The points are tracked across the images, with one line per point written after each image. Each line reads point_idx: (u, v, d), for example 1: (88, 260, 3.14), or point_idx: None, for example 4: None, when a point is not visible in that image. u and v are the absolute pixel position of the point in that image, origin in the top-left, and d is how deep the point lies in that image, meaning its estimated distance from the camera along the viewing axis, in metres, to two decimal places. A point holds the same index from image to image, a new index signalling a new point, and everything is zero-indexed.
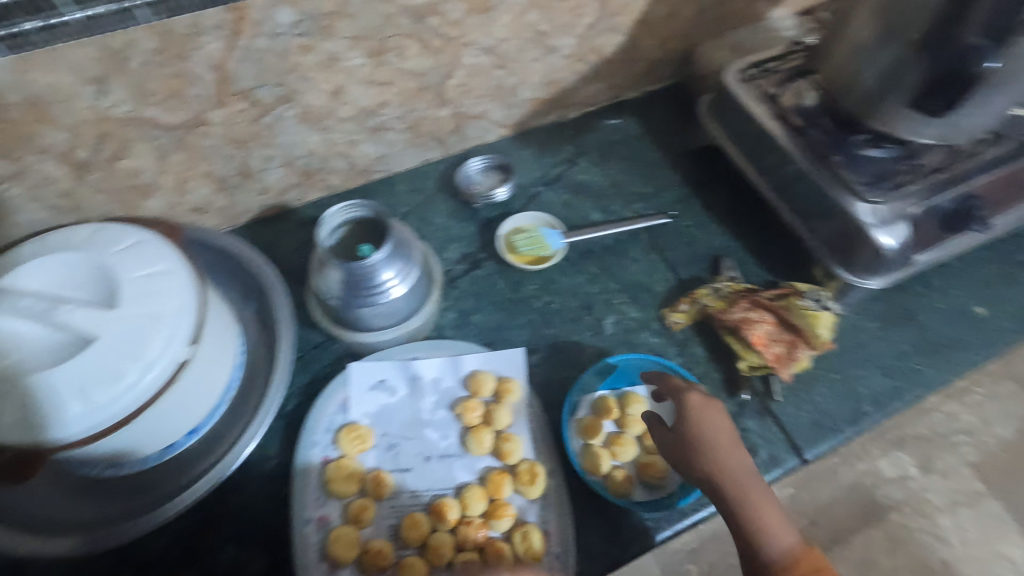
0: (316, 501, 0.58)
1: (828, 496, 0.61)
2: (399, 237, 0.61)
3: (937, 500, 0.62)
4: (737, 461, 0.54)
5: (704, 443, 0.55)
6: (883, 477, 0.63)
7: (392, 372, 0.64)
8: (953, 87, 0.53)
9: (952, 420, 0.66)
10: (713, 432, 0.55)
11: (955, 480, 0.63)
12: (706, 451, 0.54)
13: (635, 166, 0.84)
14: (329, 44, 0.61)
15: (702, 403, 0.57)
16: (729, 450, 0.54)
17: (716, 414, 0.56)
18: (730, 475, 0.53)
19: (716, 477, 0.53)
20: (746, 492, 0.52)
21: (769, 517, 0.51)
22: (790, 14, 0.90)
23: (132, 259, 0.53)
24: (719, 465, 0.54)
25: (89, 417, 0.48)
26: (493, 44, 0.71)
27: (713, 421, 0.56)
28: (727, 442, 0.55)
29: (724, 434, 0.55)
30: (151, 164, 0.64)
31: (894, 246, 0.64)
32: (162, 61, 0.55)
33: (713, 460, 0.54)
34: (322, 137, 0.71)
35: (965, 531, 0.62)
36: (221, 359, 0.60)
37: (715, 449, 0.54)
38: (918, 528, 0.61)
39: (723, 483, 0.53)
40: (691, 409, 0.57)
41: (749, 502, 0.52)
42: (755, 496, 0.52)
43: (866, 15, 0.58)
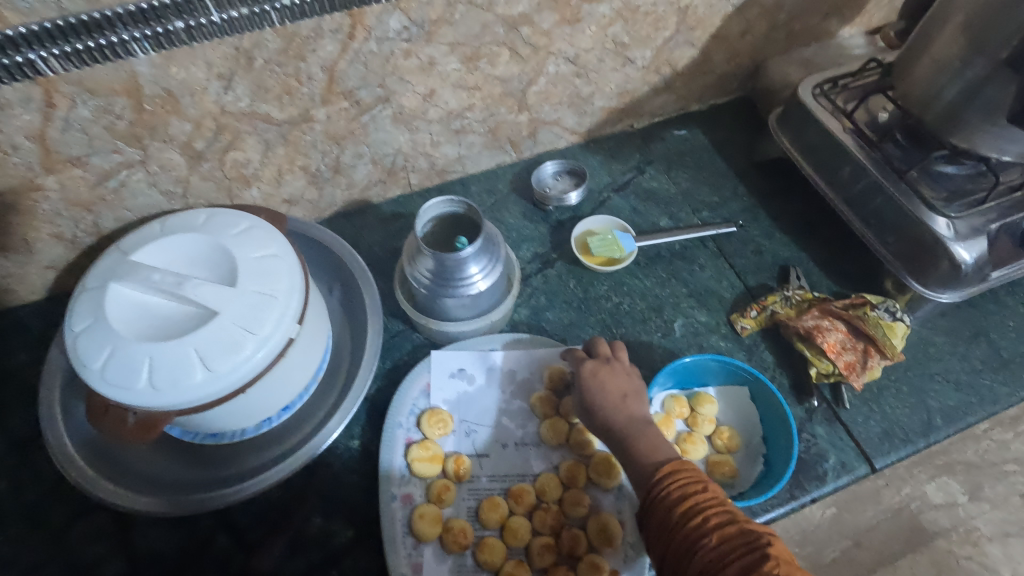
0: (401, 480, 0.61)
1: (870, 518, 0.64)
2: (488, 234, 0.64)
3: (986, 529, 0.66)
4: (629, 409, 0.57)
5: (591, 395, 0.58)
6: (930, 503, 0.65)
7: (470, 362, 0.68)
8: None
9: (1004, 449, 0.68)
10: (606, 385, 0.59)
11: (1005, 509, 0.67)
12: (594, 402, 0.58)
13: (703, 176, 0.86)
14: (429, 49, 0.65)
15: (596, 367, 0.60)
16: (617, 401, 0.58)
17: (611, 373, 0.60)
18: (619, 420, 0.56)
19: (604, 425, 0.57)
20: (631, 432, 0.55)
21: (649, 450, 0.54)
22: (859, 33, 0.91)
23: (247, 242, 0.57)
24: (606, 413, 0.57)
25: (211, 384, 0.51)
26: (576, 54, 0.74)
27: (605, 380, 0.59)
28: (616, 394, 0.58)
29: (614, 386, 0.58)
30: (257, 156, 0.68)
31: (972, 261, 0.64)
32: (283, 60, 0.60)
33: (601, 408, 0.57)
34: (410, 136, 0.75)
35: (1016, 562, 0.65)
36: (316, 341, 0.63)
37: (605, 400, 0.58)
38: (965, 557, 0.65)
39: (612, 430, 0.56)
40: (584, 372, 0.60)
41: (629, 439, 0.55)
42: (638, 435, 0.55)
43: (952, 33, 0.59)
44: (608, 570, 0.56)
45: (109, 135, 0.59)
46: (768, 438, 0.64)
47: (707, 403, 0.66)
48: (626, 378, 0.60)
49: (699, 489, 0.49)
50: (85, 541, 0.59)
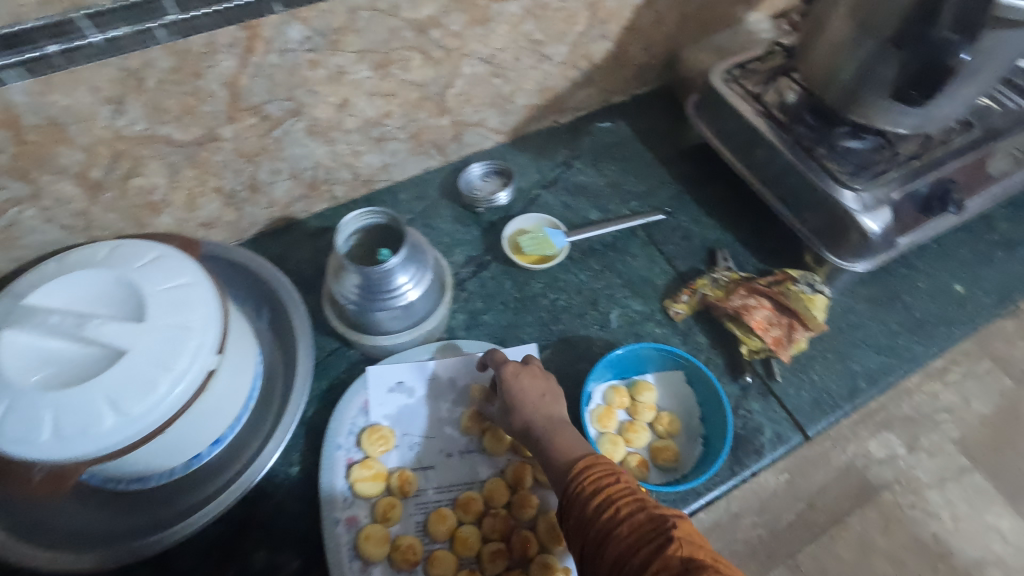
0: (344, 502, 0.59)
1: (822, 480, 0.67)
2: (414, 243, 0.63)
3: (925, 478, 0.71)
4: (546, 410, 0.57)
5: (508, 398, 0.59)
6: (873, 458, 0.70)
7: (409, 374, 0.66)
8: (931, 80, 0.56)
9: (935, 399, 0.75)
10: (524, 387, 0.59)
11: (941, 458, 0.72)
12: (513, 403, 0.58)
13: (629, 166, 0.88)
14: (337, 58, 0.64)
15: (515, 369, 0.60)
16: (536, 402, 0.58)
17: (530, 375, 0.60)
18: (538, 420, 0.56)
19: (523, 426, 0.57)
20: (547, 431, 0.55)
21: (565, 448, 0.53)
22: (766, 17, 0.94)
23: (155, 273, 0.54)
24: (524, 414, 0.57)
25: (125, 427, 0.49)
26: (491, 54, 0.74)
27: (524, 382, 0.59)
28: (535, 395, 0.58)
29: (533, 387, 0.59)
30: (163, 181, 0.65)
31: (878, 231, 0.67)
32: (178, 80, 0.57)
33: (519, 408, 0.58)
34: (329, 148, 0.73)
35: (954, 507, 0.71)
36: (243, 368, 0.61)
37: (522, 402, 0.58)
38: (910, 506, 0.69)
39: (530, 431, 0.56)
40: (503, 375, 0.60)
41: (547, 437, 0.55)
42: (555, 434, 0.55)
43: (842, 15, 0.62)
44: (560, 568, 0.56)
45: None
46: (705, 419, 0.65)
47: (646, 391, 0.67)
48: (532, 377, 0.60)
49: (611, 479, 0.48)
50: None
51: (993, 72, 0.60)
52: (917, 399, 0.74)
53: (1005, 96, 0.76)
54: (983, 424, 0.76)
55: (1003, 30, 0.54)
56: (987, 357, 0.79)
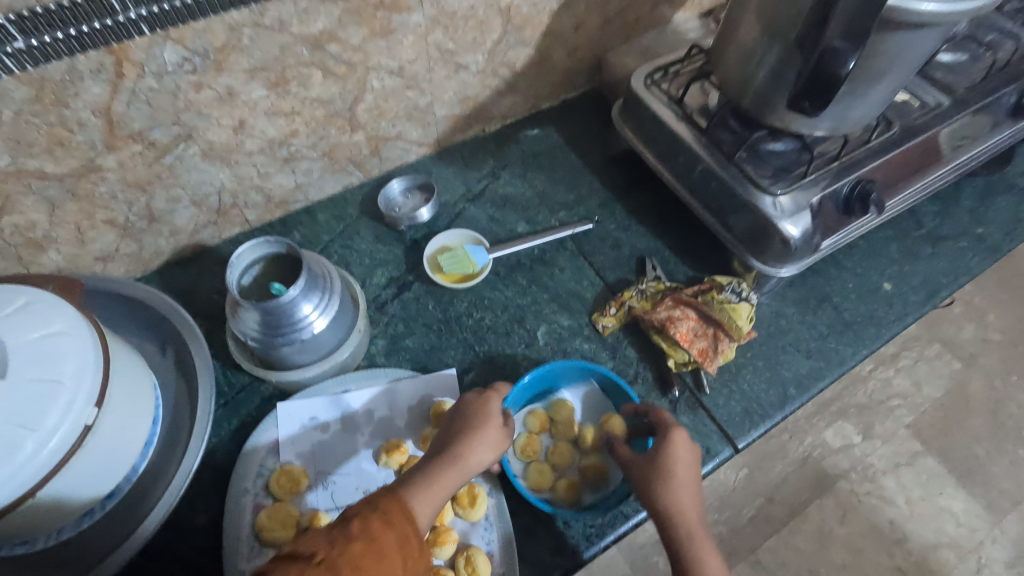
0: (250, 552, 0.56)
1: (780, 473, 0.66)
2: (315, 270, 0.60)
3: (880, 463, 0.68)
4: (689, 501, 0.53)
5: (665, 475, 0.53)
6: (830, 448, 0.68)
7: (323, 408, 0.63)
8: (823, 90, 0.53)
9: (887, 386, 0.72)
10: (678, 463, 0.54)
11: (895, 443, 0.70)
12: (667, 486, 0.53)
13: (558, 175, 0.85)
14: (223, 79, 0.60)
15: (684, 446, 0.55)
16: (688, 493, 0.53)
17: (689, 452, 0.55)
18: (681, 517, 0.52)
19: (669, 514, 0.52)
20: (693, 532, 0.51)
21: (714, 565, 0.50)
22: (693, 17, 0.93)
23: (22, 322, 0.50)
24: (675, 505, 0.52)
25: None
26: (400, 66, 0.71)
27: (689, 464, 0.54)
28: (682, 476, 0.53)
29: (682, 468, 0.54)
30: (43, 218, 0.60)
31: (800, 236, 0.66)
32: (39, 110, 0.52)
33: (669, 495, 0.52)
34: (231, 172, 0.69)
35: (909, 490, 0.68)
36: (136, 415, 0.57)
37: (671, 485, 0.53)
38: (866, 493, 0.66)
39: (677, 523, 0.51)
40: (670, 445, 0.55)
41: (695, 542, 0.51)
42: (704, 539, 0.51)
43: (750, 19, 0.60)
44: None
45: None
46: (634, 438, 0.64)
47: (568, 406, 0.65)
48: (686, 458, 0.54)
49: None
50: None
51: (901, 74, 0.58)
52: (874, 385, 0.72)
53: (923, 90, 0.76)
54: (936, 407, 0.72)
55: (902, 32, 0.53)
56: (937, 341, 0.76)
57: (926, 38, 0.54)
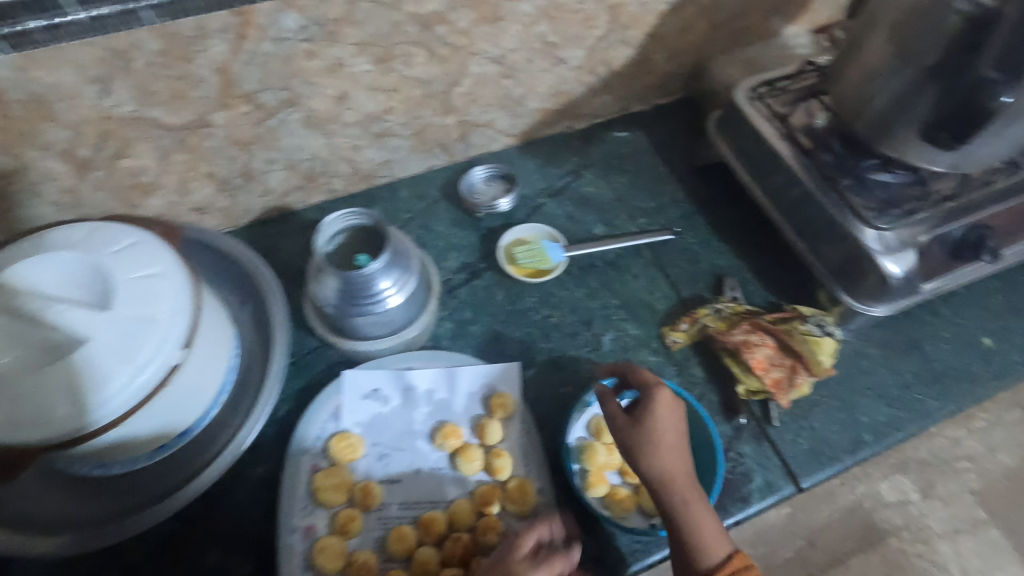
0: (303, 510, 0.58)
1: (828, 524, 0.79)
2: (398, 247, 0.61)
3: None
4: (679, 470, 0.54)
5: (655, 447, 0.55)
6: None
7: (385, 381, 0.64)
8: (968, 120, 0.52)
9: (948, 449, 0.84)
10: (666, 436, 0.55)
11: None
12: (655, 456, 0.54)
13: (641, 180, 0.83)
14: (334, 50, 0.61)
15: (673, 412, 0.56)
16: (676, 457, 0.54)
17: (673, 419, 0.56)
18: (670, 485, 0.53)
19: (660, 485, 0.54)
20: (684, 498, 0.53)
21: (710, 527, 0.52)
22: (804, 32, 0.88)
23: (129, 260, 0.53)
24: (663, 472, 0.54)
25: (71, 421, 0.48)
26: (501, 54, 0.71)
27: (675, 428, 0.56)
28: (670, 446, 0.55)
29: (669, 438, 0.55)
30: (153, 164, 0.64)
31: (900, 275, 0.62)
32: (166, 62, 0.55)
33: (659, 463, 0.54)
34: (326, 141, 0.71)
35: None
36: (215, 363, 0.59)
37: (660, 456, 0.54)
38: None
39: (666, 489, 0.53)
40: (655, 408, 0.56)
41: (686, 506, 0.52)
42: (696, 502, 0.53)
43: (881, 37, 0.56)
44: None
45: None
46: (695, 466, 0.61)
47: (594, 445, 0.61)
48: (672, 412, 0.56)
49: None
50: None
51: None
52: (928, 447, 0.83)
53: None
54: None
55: None
56: None
57: None
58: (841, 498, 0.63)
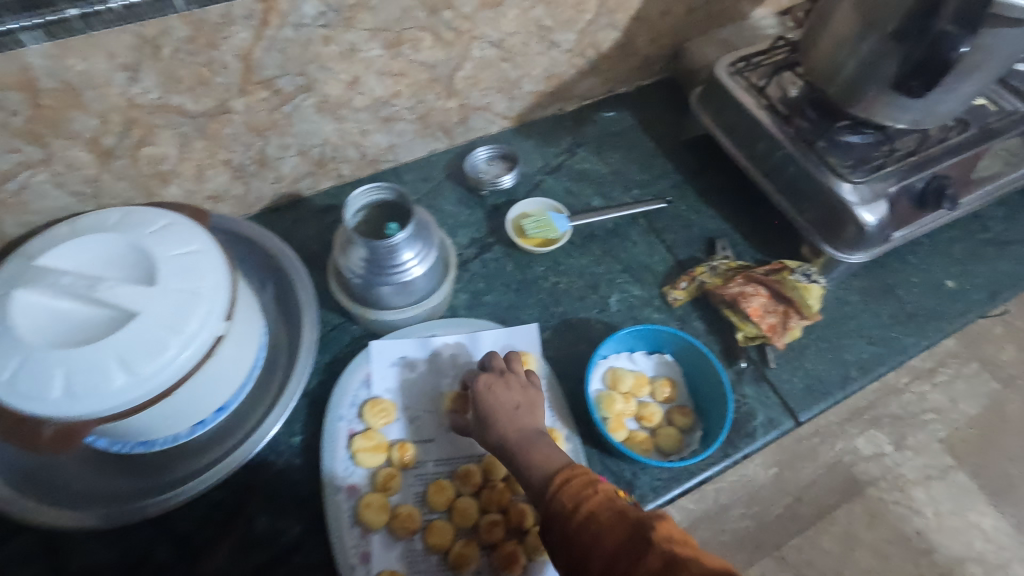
0: (345, 471, 0.60)
1: None
2: (420, 221, 0.64)
3: None
4: (524, 423, 0.57)
5: (491, 411, 0.58)
6: None
7: (411, 349, 0.67)
8: (931, 71, 0.56)
9: (922, 399, 0.88)
10: (499, 400, 0.59)
11: None
12: (487, 424, 0.58)
13: (632, 156, 0.89)
14: (350, 35, 0.64)
15: (492, 380, 0.61)
16: (506, 417, 0.58)
17: (502, 388, 0.60)
18: (500, 440, 0.56)
19: (501, 447, 0.56)
20: (516, 445, 0.55)
21: (534, 460, 0.54)
22: (771, 15, 0.96)
23: (167, 240, 0.55)
24: (495, 432, 0.57)
25: (125, 390, 0.49)
26: (500, 38, 0.75)
27: (505, 397, 0.59)
28: (509, 408, 0.58)
29: (507, 403, 0.59)
30: (174, 151, 0.65)
31: (875, 224, 0.69)
32: (193, 49, 0.57)
33: (494, 427, 0.57)
34: (337, 126, 0.74)
35: None
36: (250, 338, 0.62)
37: (500, 416, 0.58)
38: None
39: (504, 445, 0.56)
40: (480, 389, 0.60)
41: (516, 452, 0.55)
42: (528, 445, 0.55)
43: (847, 9, 0.63)
44: None
45: (3, 133, 0.55)
46: (703, 407, 0.67)
47: (612, 395, 0.66)
48: (523, 390, 0.60)
49: (599, 499, 0.48)
50: (10, 564, 0.56)
51: (992, 71, 0.61)
52: None
53: (1001, 96, 0.78)
54: None
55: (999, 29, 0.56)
56: None
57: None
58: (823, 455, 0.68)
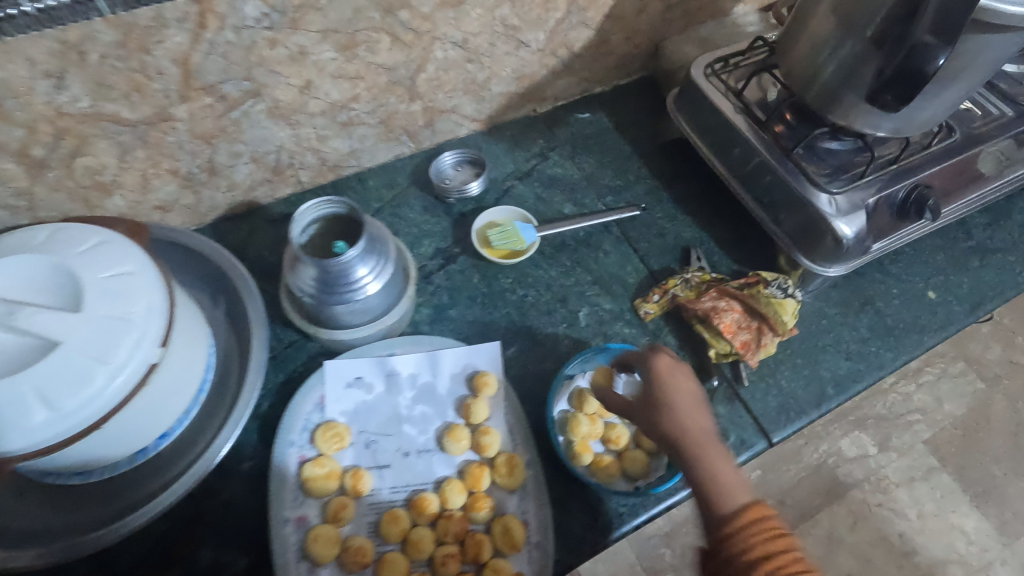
0: (294, 502, 0.58)
1: (794, 474, 1.00)
2: (374, 234, 0.61)
3: (895, 477, 1.00)
4: (701, 420, 0.53)
5: (664, 398, 0.54)
6: (845, 456, 0.96)
7: (368, 369, 0.64)
8: (905, 86, 0.52)
9: (907, 401, 1.04)
10: (678, 389, 0.54)
11: (912, 457, 1.02)
12: (656, 408, 0.54)
13: (606, 160, 0.85)
14: (297, 37, 0.61)
15: (671, 365, 0.56)
16: (691, 406, 0.54)
17: (683, 374, 0.55)
18: (688, 427, 0.52)
19: (674, 435, 0.52)
20: (700, 450, 0.51)
21: (729, 477, 0.50)
22: (753, 10, 0.92)
23: (97, 261, 0.52)
24: (675, 419, 0.53)
25: (60, 416, 0.47)
26: (464, 39, 0.71)
27: (676, 381, 0.55)
28: (688, 399, 0.54)
29: (687, 394, 0.54)
30: (112, 161, 0.62)
31: (853, 235, 0.66)
32: (123, 54, 0.53)
33: (663, 413, 0.53)
34: (292, 132, 0.70)
35: (922, 504, 1.00)
36: (193, 360, 0.58)
37: (677, 405, 0.53)
38: (878, 503, 0.99)
39: (668, 434, 0.53)
40: (655, 369, 0.55)
41: (695, 454, 0.51)
42: (717, 454, 0.51)
43: (825, 11, 0.59)
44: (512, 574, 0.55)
45: None
46: None
47: (577, 417, 0.63)
48: (685, 379, 0.55)
49: (783, 544, 0.46)
50: None
51: (975, 78, 0.58)
52: (892, 398, 1.02)
53: (987, 99, 0.75)
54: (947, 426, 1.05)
55: (986, 34, 0.52)
56: (959, 360, 1.10)
57: (1009, 41, 0.53)
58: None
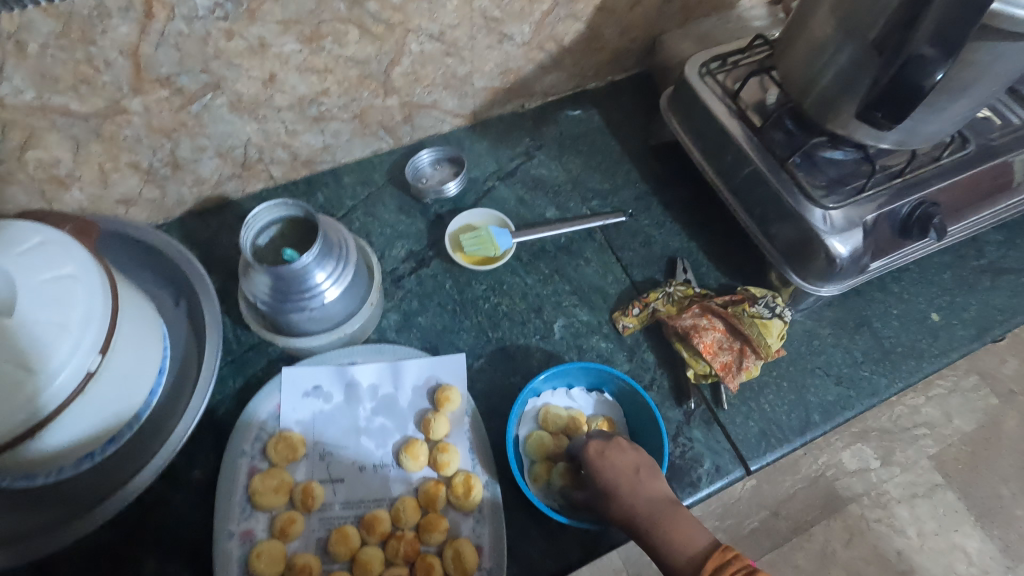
0: (242, 514, 0.56)
1: None
2: (330, 238, 0.58)
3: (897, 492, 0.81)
4: (648, 490, 0.51)
5: (604, 481, 0.51)
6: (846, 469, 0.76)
7: (327, 378, 0.62)
8: (902, 101, 0.47)
9: None
10: (616, 467, 0.52)
11: None
12: (603, 499, 0.52)
13: (595, 161, 0.81)
14: (256, 28, 0.57)
15: (601, 446, 0.53)
16: (634, 483, 0.51)
17: (618, 451, 0.53)
18: (636, 511, 0.50)
19: (628, 522, 0.50)
20: (652, 526, 0.49)
21: (685, 538, 0.48)
22: (761, 4, 0.86)
23: (34, 262, 0.49)
24: (622, 507, 0.50)
25: None
26: (440, 31, 0.67)
27: (611, 462, 0.52)
28: (628, 473, 0.51)
29: (625, 467, 0.52)
30: (67, 155, 0.59)
31: (848, 254, 0.61)
32: (66, 45, 0.51)
33: (612, 503, 0.51)
34: (258, 126, 0.67)
35: None
36: (142, 365, 0.56)
37: (620, 486, 0.51)
38: None
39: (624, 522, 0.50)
40: (589, 458, 0.53)
41: (651, 536, 0.49)
42: (670, 521, 0.49)
43: (825, 12, 0.54)
44: None
45: None
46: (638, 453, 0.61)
47: (541, 437, 0.60)
48: (629, 454, 0.53)
49: None
50: None
51: (987, 89, 0.52)
52: None
53: (1008, 108, 0.69)
54: None
55: (998, 42, 0.47)
56: None
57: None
58: (804, 469, 0.63)
